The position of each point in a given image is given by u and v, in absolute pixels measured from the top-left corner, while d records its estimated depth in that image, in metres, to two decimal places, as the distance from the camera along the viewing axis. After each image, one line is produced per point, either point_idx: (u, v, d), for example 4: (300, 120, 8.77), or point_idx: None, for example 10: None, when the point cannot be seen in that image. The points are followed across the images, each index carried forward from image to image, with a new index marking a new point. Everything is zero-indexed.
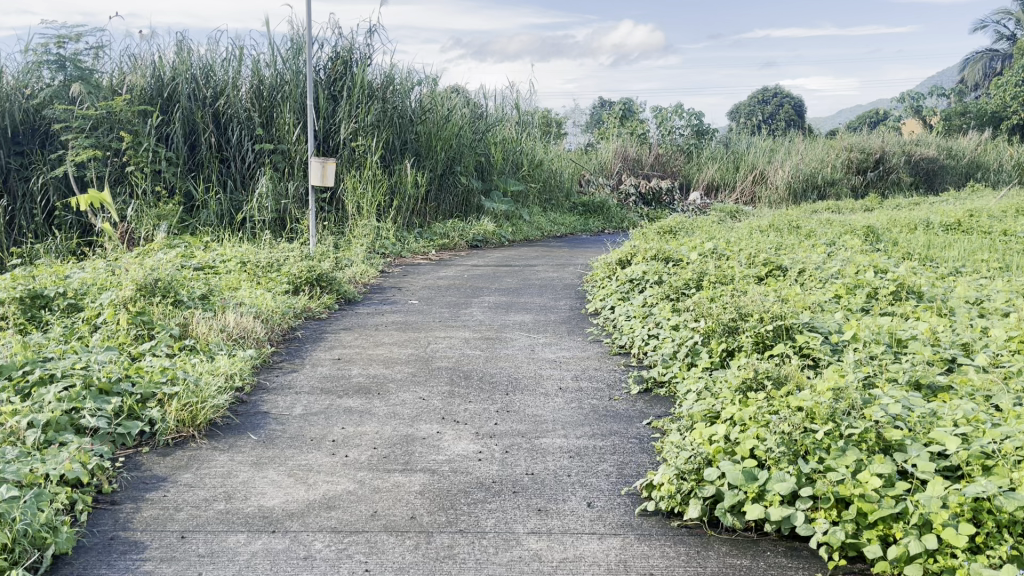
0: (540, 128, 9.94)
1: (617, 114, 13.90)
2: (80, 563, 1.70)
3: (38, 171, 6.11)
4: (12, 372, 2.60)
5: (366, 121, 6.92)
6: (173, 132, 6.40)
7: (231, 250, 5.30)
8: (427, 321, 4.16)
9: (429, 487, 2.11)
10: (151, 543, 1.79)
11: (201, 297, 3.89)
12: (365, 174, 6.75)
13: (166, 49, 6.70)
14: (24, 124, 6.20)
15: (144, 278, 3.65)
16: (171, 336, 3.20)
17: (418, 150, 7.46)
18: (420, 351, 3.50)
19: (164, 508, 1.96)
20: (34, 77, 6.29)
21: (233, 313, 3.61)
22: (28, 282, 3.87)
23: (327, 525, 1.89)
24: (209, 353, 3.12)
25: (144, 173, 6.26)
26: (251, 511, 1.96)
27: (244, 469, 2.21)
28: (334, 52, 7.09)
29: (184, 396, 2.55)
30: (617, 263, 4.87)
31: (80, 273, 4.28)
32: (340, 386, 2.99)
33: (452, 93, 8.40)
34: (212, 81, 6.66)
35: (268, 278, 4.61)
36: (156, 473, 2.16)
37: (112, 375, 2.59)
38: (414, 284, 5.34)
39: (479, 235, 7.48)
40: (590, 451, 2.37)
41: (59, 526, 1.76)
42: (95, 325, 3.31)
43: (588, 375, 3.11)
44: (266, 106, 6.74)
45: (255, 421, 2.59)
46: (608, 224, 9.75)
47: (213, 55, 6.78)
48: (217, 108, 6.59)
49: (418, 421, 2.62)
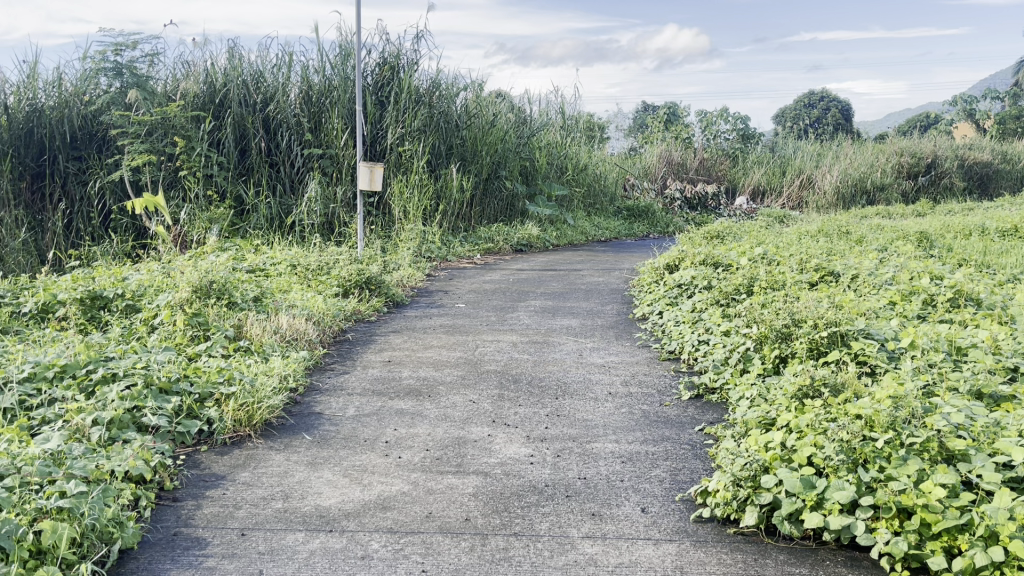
0: (584, 133, 9.92)
1: (661, 119, 13.82)
2: (145, 558, 1.75)
3: (95, 176, 6.27)
4: (76, 371, 2.68)
5: (413, 126, 6.97)
6: (225, 137, 6.53)
7: (281, 253, 5.39)
8: (474, 324, 4.18)
9: (483, 489, 2.12)
10: (213, 540, 1.83)
11: (254, 299, 3.95)
12: (412, 178, 6.81)
13: (218, 56, 6.84)
14: (83, 129, 6.36)
15: (200, 280, 3.73)
16: (227, 337, 3.27)
17: (464, 155, 7.50)
18: (468, 354, 3.52)
19: (224, 506, 2.00)
20: (91, 84, 6.45)
21: (285, 314, 3.66)
22: (88, 284, 3.97)
23: (383, 525, 1.91)
24: (263, 354, 3.18)
25: (197, 177, 6.39)
26: (308, 510, 1.99)
27: (300, 469, 2.24)
28: (381, 58, 7.16)
29: (241, 396, 2.59)
30: (665, 268, 4.84)
31: (137, 274, 4.38)
32: (392, 388, 3.02)
33: (498, 98, 8.43)
34: (262, 87, 6.77)
35: (318, 281, 4.68)
36: (216, 471, 2.21)
37: (172, 375, 2.65)
38: (460, 288, 5.36)
39: (524, 240, 7.49)
40: (642, 456, 2.35)
41: (125, 521, 1.80)
42: (153, 325, 3.38)
43: (638, 380, 3.10)
44: (315, 112, 6.81)
45: (309, 421, 2.62)
46: (654, 228, 9.70)
47: (264, 62, 6.89)
48: (268, 113, 6.70)
49: (470, 423, 2.63)
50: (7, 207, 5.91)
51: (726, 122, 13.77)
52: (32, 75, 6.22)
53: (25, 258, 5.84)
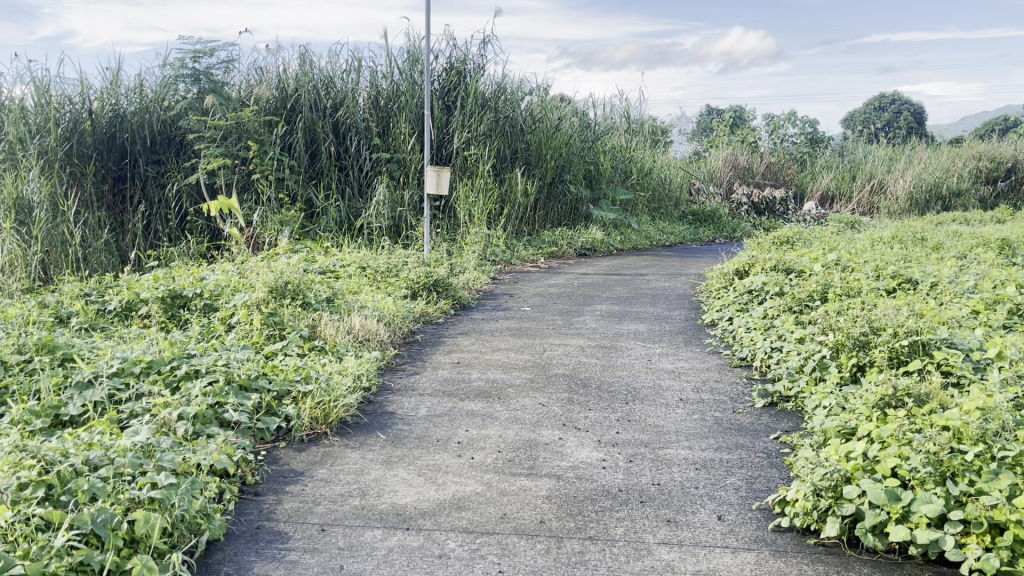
0: (648, 137, 9.85)
1: (726, 123, 13.63)
2: (231, 549, 1.81)
3: (173, 179, 6.48)
4: (161, 367, 2.78)
5: (479, 130, 7.02)
6: (297, 142, 6.67)
7: (350, 256, 5.48)
8: (541, 328, 4.19)
9: (556, 492, 2.12)
10: (294, 534, 1.88)
11: (326, 300, 4.03)
12: (477, 182, 6.86)
13: (290, 62, 6.99)
14: (162, 134, 6.57)
15: (275, 280, 3.82)
16: (301, 337, 3.34)
17: (529, 159, 7.51)
18: (537, 358, 3.53)
19: (303, 501, 2.05)
20: (170, 90, 6.62)
21: (357, 315, 3.73)
22: (168, 283, 4.10)
23: (458, 525, 1.92)
24: (336, 354, 3.24)
25: (269, 181, 6.55)
26: (385, 508, 2.02)
27: (376, 467, 2.28)
28: (448, 63, 7.23)
29: (318, 394, 2.65)
30: (734, 273, 4.78)
31: (214, 275, 4.51)
32: (462, 390, 3.05)
33: (563, 102, 8.44)
34: (333, 92, 6.90)
35: (387, 283, 4.75)
36: (295, 468, 2.26)
37: (251, 373, 2.73)
38: (526, 291, 5.38)
39: (588, 244, 7.47)
40: (717, 464, 2.33)
41: (212, 513, 1.87)
42: (231, 324, 3.48)
43: (709, 387, 3.06)
44: (383, 117, 6.92)
45: (382, 421, 2.67)
46: (719, 233, 9.57)
47: (334, 68, 7.02)
48: (338, 118, 6.83)
49: (541, 426, 2.64)
50: (91, 209, 6.15)
51: (794, 126, 13.50)
52: (115, 81, 6.42)
53: (107, 259, 6.05)
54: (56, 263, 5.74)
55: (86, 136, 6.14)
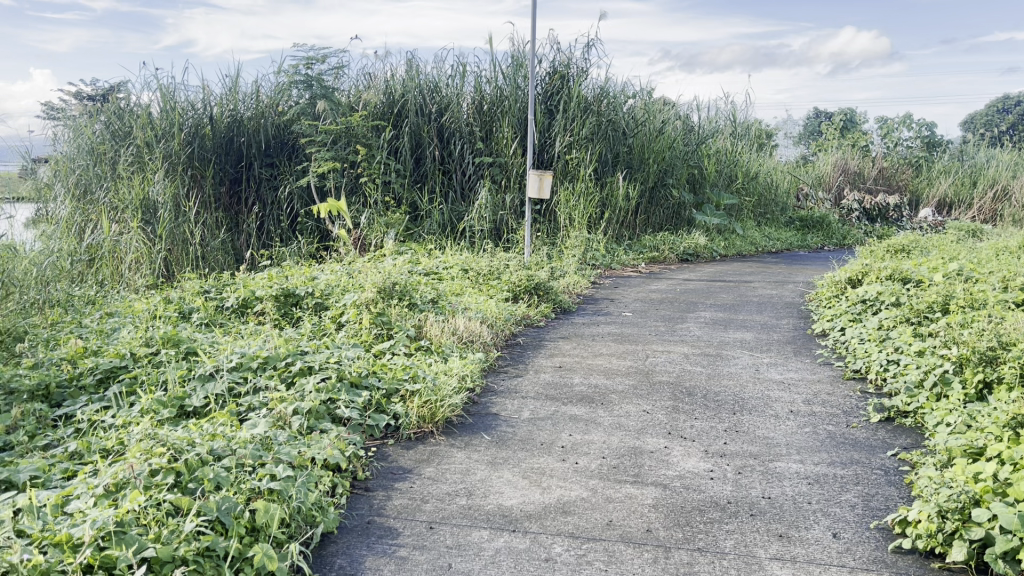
0: (754, 141, 9.61)
1: (837, 126, 13.16)
2: (344, 543, 1.88)
3: (285, 181, 6.73)
4: (277, 363, 2.89)
5: (581, 134, 7.00)
6: (403, 146, 6.82)
7: (453, 258, 5.55)
8: (644, 334, 4.14)
9: (663, 501, 2.09)
10: (404, 530, 1.92)
11: (430, 301, 4.11)
12: (579, 186, 6.85)
13: (398, 67, 7.16)
14: (276, 138, 6.84)
15: (383, 281, 3.92)
16: (408, 337, 3.41)
17: (631, 163, 7.45)
18: (640, 364, 3.49)
19: (412, 498, 2.09)
20: (284, 95, 6.91)
21: (461, 317, 3.78)
22: (282, 282, 4.26)
23: (564, 530, 1.92)
24: (442, 354, 3.30)
25: (376, 184, 6.73)
26: (492, 509, 2.03)
27: (481, 468, 2.30)
28: (552, 67, 7.24)
29: (425, 394, 2.70)
30: (847, 282, 4.61)
31: (324, 274, 4.66)
32: (565, 394, 3.04)
33: (666, 105, 8.34)
34: (438, 96, 7.01)
35: (490, 286, 4.79)
36: (403, 465, 2.31)
37: (361, 371, 2.81)
38: (627, 297, 5.34)
39: (691, 250, 7.35)
40: (831, 479, 2.25)
41: (326, 506, 1.97)
42: (340, 323, 3.59)
43: (821, 399, 2.95)
44: (486, 121, 7.01)
45: (487, 422, 2.70)
46: (828, 240, 9.25)
47: (439, 73, 7.15)
48: (443, 122, 6.94)
49: (645, 433, 2.61)
50: (210, 210, 6.44)
51: (909, 129, 12.94)
52: (233, 88, 6.71)
53: (224, 257, 6.32)
54: (178, 261, 6.04)
55: (206, 140, 6.43)
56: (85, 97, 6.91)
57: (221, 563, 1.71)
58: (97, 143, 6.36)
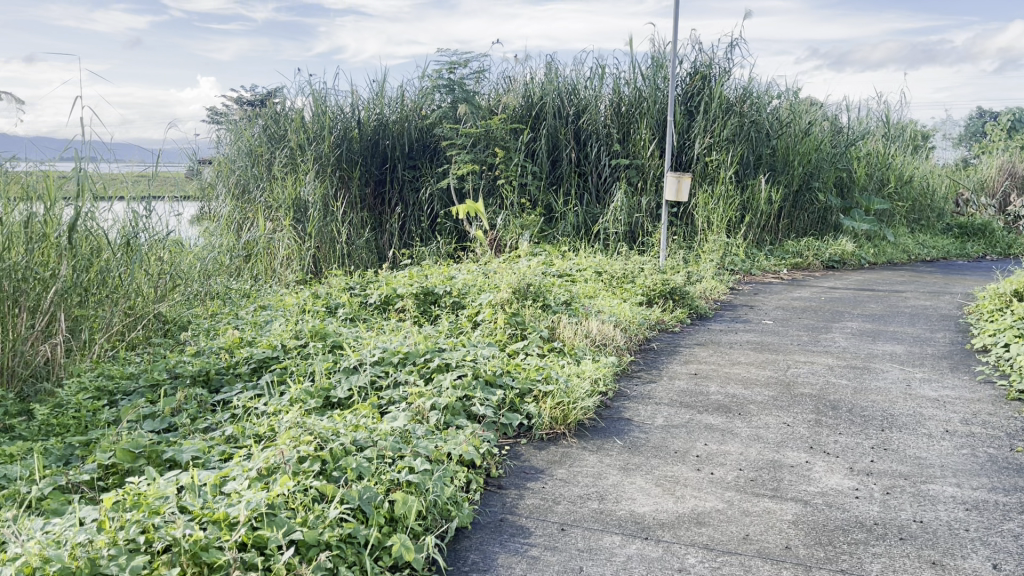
0: (909, 142, 9.09)
1: (1003, 128, 12.26)
2: (477, 539, 1.92)
3: (426, 183, 6.93)
4: (415, 359, 2.99)
5: (722, 135, 6.81)
6: (540, 148, 6.88)
7: (587, 260, 5.55)
8: (785, 343, 4.00)
9: (803, 518, 2.01)
10: (536, 530, 1.94)
11: (565, 303, 4.12)
12: (718, 190, 6.69)
13: (538, 70, 7.23)
14: (418, 141, 7.06)
15: (518, 282, 3.96)
16: (542, 338, 3.44)
17: (774, 165, 7.20)
18: (779, 374, 3.37)
19: (544, 499, 2.11)
20: (428, 99, 7.11)
21: (595, 320, 3.77)
22: (422, 280, 4.40)
23: (698, 541, 1.88)
24: (575, 356, 3.30)
25: (513, 186, 6.83)
26: (624, 514, 2.02)
27: (614, 473, 2.29)
28: (693, 68, 7.10)
29: (558, 395, 2.71)
30: (1013, 295, 4.27)
31: (461, 274, 4.76)
32: (700, 402, 2.98)
33: (813, 105, 8.01)
34: (577, 99, 7.01)
35: (624, 289, 4.75)
36: (535, 465, 2.33)
37: (496, 369, 2.86)
38: (767, 304, 5.17)
39: (836, 256, 7.03)
40: (991, 506, 2.09)
41: (461, 501, 2.02)
42: (476, 322, 3.66)
43: (981, 420, 2.75)
44: (624, 123, 6.96)
45: (619, 426, 2.68)
46: (992, 249, 8.62)
47: (579, 75, 7.16)
48: (581, 124, 6.94)
49: (785, 447, 2.52)
50: (355, 210, 6.71)
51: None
52: (380, 93, 6.97)
53: (367, 255, 6.57)
54: (325, 258, 6.34)
55: (353, 143, 6.71)
56: (245, 102, 7.36)
57: (362, 550, 1.80)
58: (256, 146, 6.77)
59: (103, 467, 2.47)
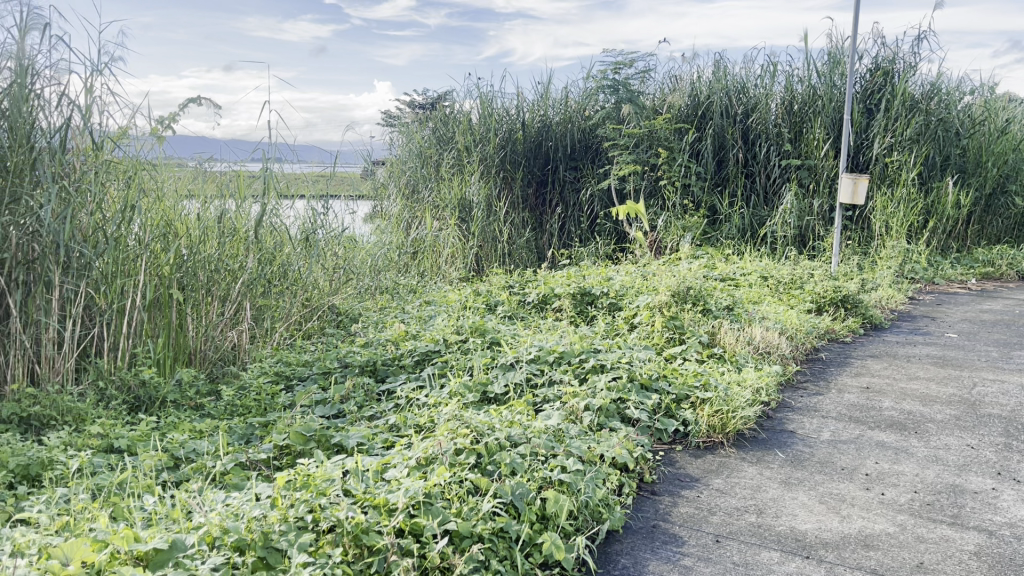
0: None
1: None
2: (628, 543, 1.91)
3: (588, 183, 6.96)
4: (571, 359, 3.00)
5: (905, 134, 6.36)
6: (705, 148, 6.71)
7: (752, 264, 5.36)
8: (971, 359, 3.69)
9: (987, 550, 1.84)
10: (689, 539, 1.90)
11: (727, 308, 3.99)
12: (899, 192, 6.29)
13: (705, 69, 7.07)
14: (582, 141, 7.08)
15: (678, 285, 3.88)
16: (701, 343, 3.35)
17: (964, 167, 6.66)
18: (964, 392, 3.11)
19: (698, 508, 2.07)
20: (592, 100, 7.12)
21: (759, 326, 3.63)
22: (580, 281, 4.40)
23: (865, 564, 1.77)
24: (736, 364, 3.20)
25: (676, 187, 6.72)
26: (784, 530, 1.93)
27: (774, 486, 2.20)
28: (874, 63, 6.67)
29: (716, 403, 2.64)
30: None
31: (620, 276, 4.73)
32: (872, 417, 2.80)
33: (1012, 101, 7.35)
34: (746, 97, 6.78)
35: (791, 295, 4.55)
36: (690, 473, 2.29)
37: (652, 374, 2.82)
38: (951, 316, 4.80)
39: None
40: None
41: (613, 504, 2.02)
42: (633, 324, 3.63)
43: None
44: (797, 122, 6.67)
45: (781, 438, 2.57)
46: None
47: (748, 74, 6.93)
48: (749, 124, 6.71)
49: (968, 471, 2.32)
50: (517, 210, 6.81)
51: None
52: (545, 95, 7.05)
53: (527, 255, 6.68)
54: (487, 256, 6.51)
55: (518, 144, 6.81)
56: (417, 105, 7.66)
57: (513, 544, 1.84)
58: (425, 147, 7.02)
59: (278, 447, 2.65)
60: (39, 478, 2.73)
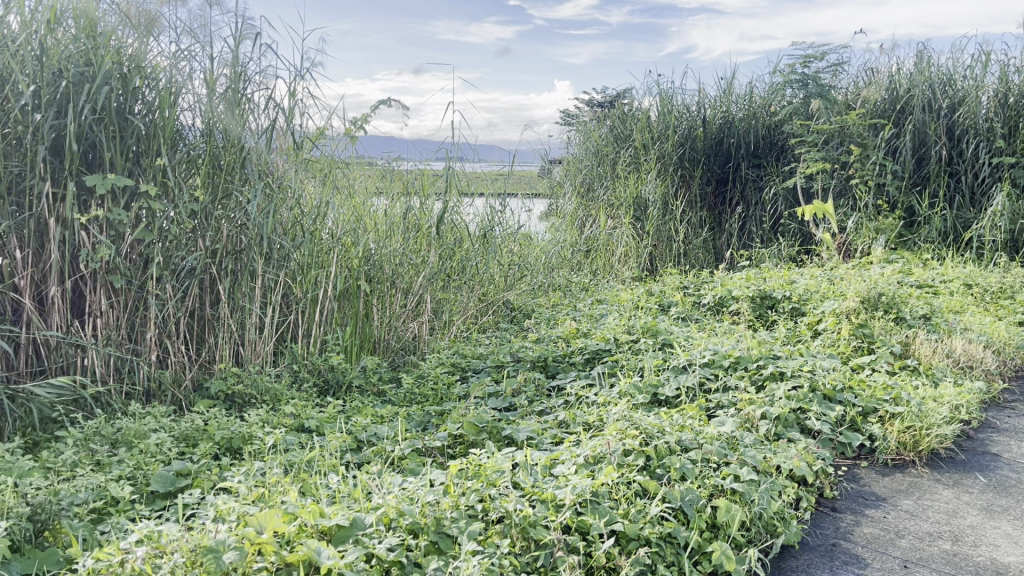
0: None
1: None
2: (805, 560, 1.85)
3: (772, 182, 6.66)
4: (748, 364, 2.90)
5: None
6: (903, 145, 6.25)
7: (952, 270, 4.97)
8: None
9: None
10: (873, 563, 1.82)
11: (924, 316, 3.70)
12: None
13: (905, 61, 6.62)
14: (766, 138, 6.81)
15: (869, 290, 3.64)
16: (893, 353, 3.12)
17: None
18: None
19: (884, 530, 1.97)
20: (778, 95, 6.84)
21: (960, 337, 3.35)
22: (759, 284, 4.23)
23: None
24: (932, 378, 2.96)
25: (869, 186, 6.29)
26: (982, 561, 1.82)
27: (972, 513, 2.05)
28: None
29: (909, 418, 2.46)
30: None
31: (802, 279, 4.50)
32: None
33: None
34: (952, 90, 6.28)
35: (998, 306, 4.17)
36: (876, 492, 2.17)
37: (837, 384, 2.66)
38: None
39: None
40: None
41: (789, 519, 1.95)
42: (817, 331, 3.45)
43: None
44: (1011, 117, 6.12)
45: (984, 460, 2.41)
46: None
47: (955, 65, 6.42)
48: (955, 119, 6.19)
49: None
50: (695, 209, 6.65)
51: None
52: (728, 91, 6.85)
53: (704, 256, 6.54)
54: (662, 256, 6.42)
55: (698, 141, 6.64)
56: (596, 104, 7.65)
57: (681, 551, 1.83)
58: (602, 145, 6.94)
59: (451, 436, 2.75)
60: (241, 450, 2.99)
